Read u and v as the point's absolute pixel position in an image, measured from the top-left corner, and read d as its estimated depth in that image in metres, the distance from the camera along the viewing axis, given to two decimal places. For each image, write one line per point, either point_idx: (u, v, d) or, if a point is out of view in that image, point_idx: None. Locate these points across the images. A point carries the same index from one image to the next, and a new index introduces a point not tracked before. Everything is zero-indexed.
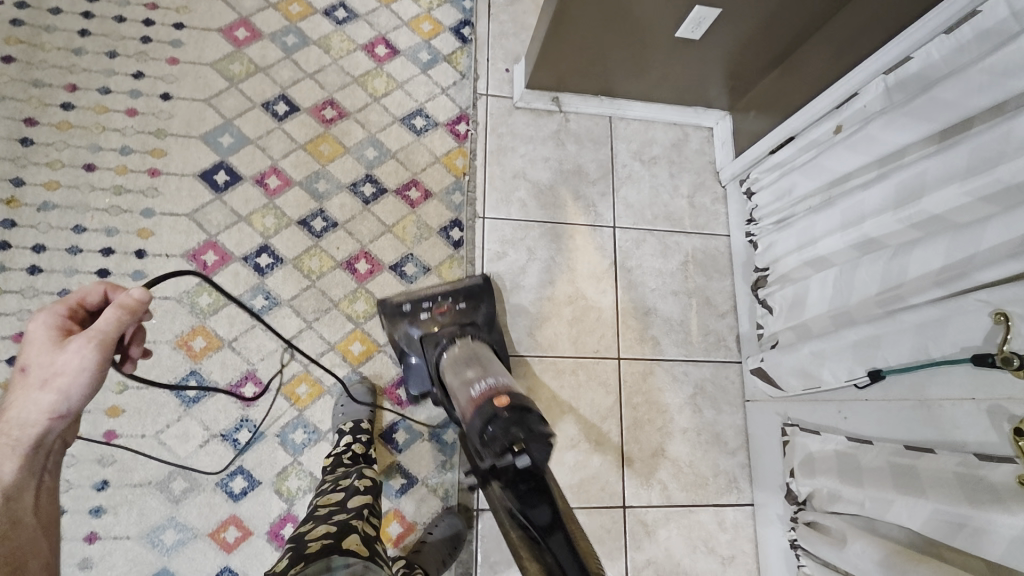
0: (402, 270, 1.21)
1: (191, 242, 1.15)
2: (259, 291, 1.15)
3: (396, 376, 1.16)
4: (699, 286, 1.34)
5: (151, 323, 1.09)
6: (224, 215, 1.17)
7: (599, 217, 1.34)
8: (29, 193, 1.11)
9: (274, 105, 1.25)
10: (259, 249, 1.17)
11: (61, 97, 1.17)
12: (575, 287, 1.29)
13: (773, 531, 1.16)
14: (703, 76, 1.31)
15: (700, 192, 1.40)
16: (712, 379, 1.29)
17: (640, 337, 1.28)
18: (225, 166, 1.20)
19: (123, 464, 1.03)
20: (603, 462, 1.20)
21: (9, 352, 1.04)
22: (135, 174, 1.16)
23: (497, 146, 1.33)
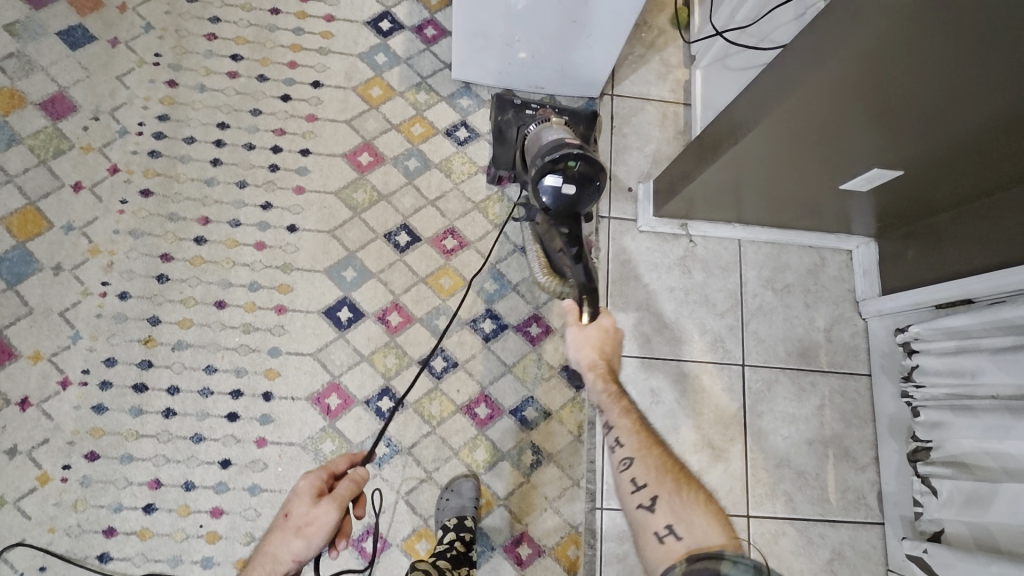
0: (522, 415, 1.16)
1: (315, 383, 1.14)
2: (380, 439, 1.12)
3: (516, 533, 1.11)
4: (837, 435, 1.23)
5: (278, 470, 1.09)
6: (347, 354, 1.15)
7: (727, 354, 1.25)
8: (164, 332, 1.13)
9: (396, 235, 1.22)
10: (381, 391, 1.14)
11: (195, 231, 1.18)
12: (701, 434, 1.20)
13: None
14: (853, 211, 1.18)
15: (839, 326, 1.29)
16: (851, 543, 1.18)
17: (771, 492, 1.19)
18: (348, 302, 1.18)
19: None
20: None
21: (146, 499, 1.06)
22: (263, 311, 1.16)
23: (619, 276, 1.26)
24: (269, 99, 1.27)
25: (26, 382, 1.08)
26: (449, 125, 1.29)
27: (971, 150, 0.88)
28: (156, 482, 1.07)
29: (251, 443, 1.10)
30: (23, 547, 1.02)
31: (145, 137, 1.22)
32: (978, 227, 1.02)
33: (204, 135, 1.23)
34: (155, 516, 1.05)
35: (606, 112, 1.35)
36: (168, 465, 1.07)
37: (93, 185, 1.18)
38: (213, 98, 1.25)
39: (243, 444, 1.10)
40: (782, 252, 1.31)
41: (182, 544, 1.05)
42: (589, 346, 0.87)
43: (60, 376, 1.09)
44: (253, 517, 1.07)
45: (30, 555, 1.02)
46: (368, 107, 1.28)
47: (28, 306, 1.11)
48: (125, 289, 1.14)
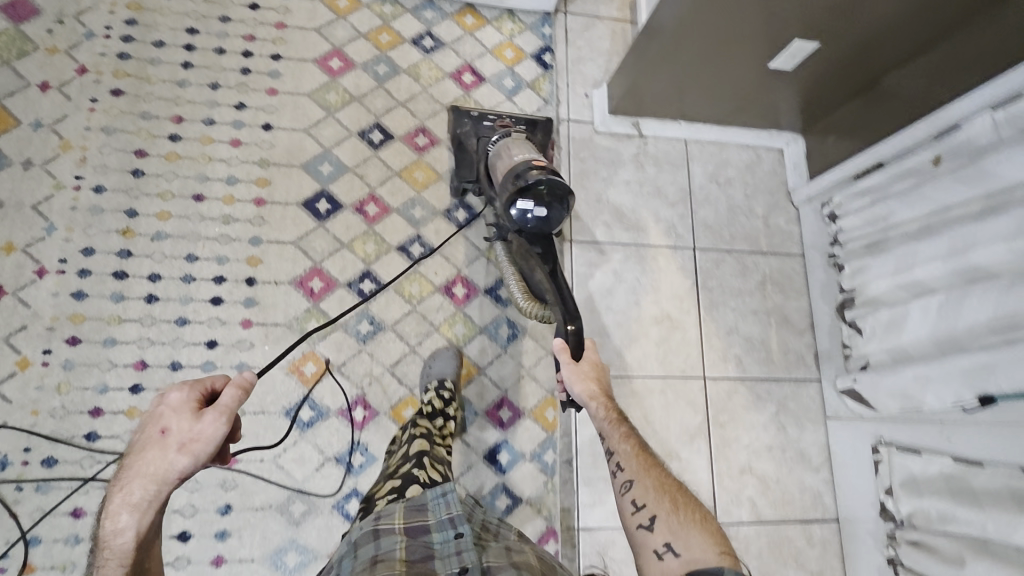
0: (498, 293, 1.25)
1: (298, 268, 1.18)
2: (364, 317, 1.18)
3: (497, 398, 1.19)
4: (778, 306, 1.37)
5: (265, 348, 1.13)
6: (328, 242, 1.20)
7: (680, 239, 1.37)
8: (142, 223, 1.15)
9: (370, 134, 1.28)
10: (362, 275, 1.20)
11: (169, 129, 1.20)
12: (660, 308, 1.32)
13: (864, 546, 1.19)
14: (783, 103, 1.33)
15: (776, 213, 1.44)
16: (795, 397, 1.32)
17: (724, 355, 1.32)
18: (326, 194, 1.23)
19: (245, 487, 1.06)
20: (696, 479, 1.24)
21: (132, 380, 1.07)
22: (242, 203, 1.19)
23: (580, 171, 1.37)
24: (237, 7, 1.30)
25: (0, 271, 1.07)
26: (415, 35, 1.37)
27: (882, 19, 1.03)
28: (142, 364, 1.08)
29: (236, 324, 1.13)
30: (5, 428, 1.02)
31: (113, 40, 1.23)
32: (882, 102, 1.18)
33: (173, 40, 1.26)
34: (143, 395, 1.07)
35: (561, 27, 1.46)
36: (153, 346, 1.09)
37: (61, 85, 1.19)
38: (180, 5, 1.28)
39: (228, 326, 1.13)
40: (724, 150, 1.45)
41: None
42: (582, 376, 0.89)
43: (36, 266, 1.09)
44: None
45: (12, 436, 1.01)
46: (336, 17, 1.34)
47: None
48: (100, 183, 1.15)
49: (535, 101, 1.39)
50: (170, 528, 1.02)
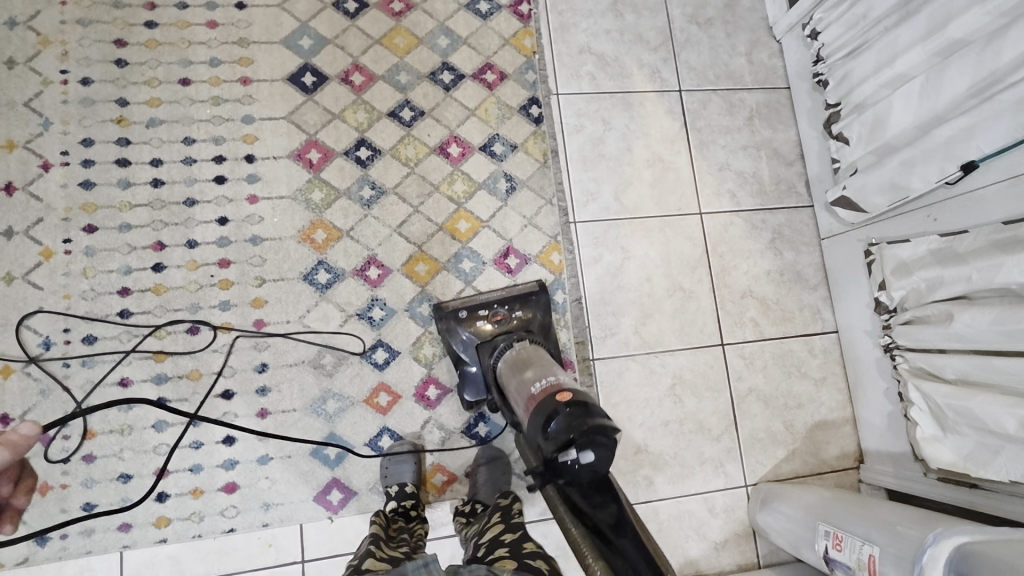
0: (492, 150, 1.28)
1: (294, 142, 1.20)
2: (365, 183, 1.21)
3: (503, 248, 1.24)
4: (767, 138, 1.40)
5: (275, 221, 1.17)
6: (319, 114, 1.22)
7: (665, 82, 1.38)
8: (135, 112, 1.16)
9: (344, 4, 1.27)
10: (358, 143, 1.23)
11: (144, 16, 1.19)
12: (652, 150, 1.35)
13: (860, 346, 1.28)
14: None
15: (758, 48, 1.44)
16: (788, 224, 1.37)
17: (717, 191, 1.36)
18: (310, 68, 1.24)
19: (276, 347, 1.13)
20: (699, 306, 1.31)
21: (153, 261, 1.12)
22: (228, 84, 1.20)
23: (560, 23, 1.36)
24: None
25: (6, 168, 1.10)
26: None
27: None
28: (160, 245, 1.13)
29: (244, 201, 1.17)
30: (43, 313, 1.07)
31: None
32: None
33: None
34: (166, 273, 1.12)
35: None
36: (168, 228, 1.13)
37: None
38: None
39: (236, 203, 1.16)
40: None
41: (198, 295, 1.12)
42: None
43: (40, 161, 1.11)
44: (260, 264, 1.15)
45: (51, 319, 1.07)
46: None
47: None
48: (86, 75, 1.15)
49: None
50: (214, 389, 1.10)
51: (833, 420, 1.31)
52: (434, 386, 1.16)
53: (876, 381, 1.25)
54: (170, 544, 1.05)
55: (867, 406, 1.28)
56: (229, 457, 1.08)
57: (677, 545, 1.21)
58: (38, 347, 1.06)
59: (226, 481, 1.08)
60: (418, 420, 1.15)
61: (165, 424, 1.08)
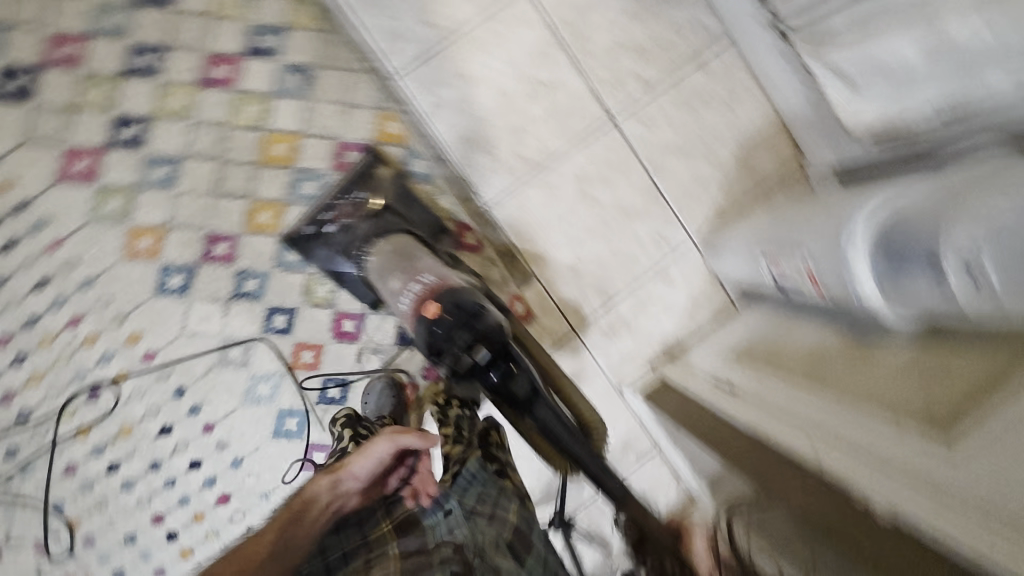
0: (259, 48, 1.07)
1: (52, 162, 1.02)
2: (153, 162, 1.04)
3: (335, 146, 1.08)
4: None
5: (92, 253, 1.04)
6: (57, 116, 1.02)
7: None
8: None
9: None
10: (117, 124, 1.03)
11: None
12: None
13: (751, 37, 1.08)
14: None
15: None
16: None
17: None
18: (11, 69, 1.01)
19: (180, 367, 1.08)
20: (573, 91, 1.12)
21: (10, 355, 1.04)
22: None
23: None
24: None
25: None
26: None
27: None
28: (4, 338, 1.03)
29: (47, 251, 1.03)
30: None
31: None
32: None
33: None
34: (31, 360, 1.04)
35: None
36: None
37: None
38: None
39: (42, 257, 1.03)
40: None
41: (75, 362, 1.05)
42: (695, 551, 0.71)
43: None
44: (109, 302, 1.05)
45: None
46: None
47: None
48: None
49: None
50: (151, 431, 1.08)
51: (761, 133, 1.17)
52: (349, 320, 1.10)
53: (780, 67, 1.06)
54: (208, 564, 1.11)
55: (785, 98, 1.11)
56: (207, 475, 1.10)
57: (654, 335, 1.18)
58: None
59: (219, 494, 1.11)
60: (352, 358, 1.11)
61: (132, 481, 1.08)
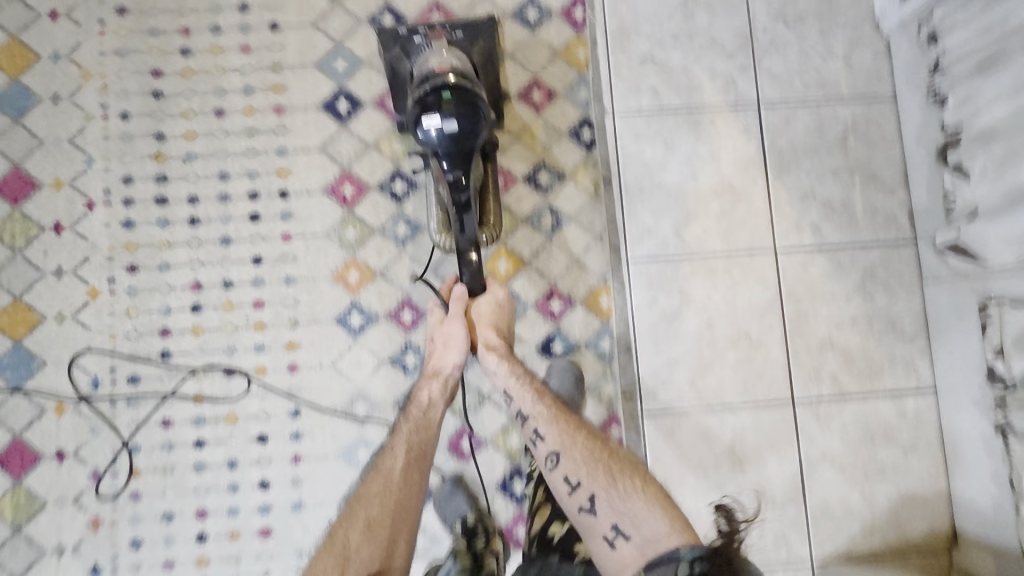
0: (536, 181, 1.33)
1: (328, 177, 1.29)
2: (400, 220, 1.29)
3: (545, 291, 1.32)
4: (864, 159, 1.37)
5: (309, 261, 1.27)
6: (353, 145, 1.30)
7: (740, 96, 1.38)
8: (172, 146, 1.27)
9: (380, 18, 1.32)
10: (393, 176, 1.30)
11: (178, 43, 1.29)
12: (721, 176, 1.36)
13: (960, 379, 1.24)
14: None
15: (858, 49, 1.40)
16: (883, 263, 1.35)
17: (797, 224, 1.35)
18: (344, 94, 1.30)
19: (310, 392, 1.25)
20: (767, 357, 1.31)
21: (191, 300, 1.25)
22: (263, 113, 1.29)
23: (620, 29, 1.36)
24: None
25: (56, 207, 1.24)
26: None
27: None
28: (197, 285, 1.26)
29: (277, 239, 1.27)
30: (91, 353, 1.23)
31: None
32: None
33: None
34: (203, 314, 1.25)
35: None
36: (204, 268, 1.26)
37: (69, 11, 1.28)
38: None
39: (269, 239, 1.27)
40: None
41: (233, 335, 1.25)
42: (550, 421, 1.05)
43: (85, 199, 1.25)
44: (294, 305, 1.26)
45: (99, 359, 1.23)
46: None
47: (37, 137, 1.25)
48: (124, 109, 1.27)
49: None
50: (250, 433, 1.23)
51: (907, 464, 1.30)
52: (467, 437, 1.24)
53: (982, 467, 1.20)
54: None
55: (970, 483, 1.24)
56: (264, 502, 1.22)
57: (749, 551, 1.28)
58: (87, 386, 1.22)
59: (261, 526, 1.21)
60: (450, 471, 1.24)
61: (205, 465, 1.22)
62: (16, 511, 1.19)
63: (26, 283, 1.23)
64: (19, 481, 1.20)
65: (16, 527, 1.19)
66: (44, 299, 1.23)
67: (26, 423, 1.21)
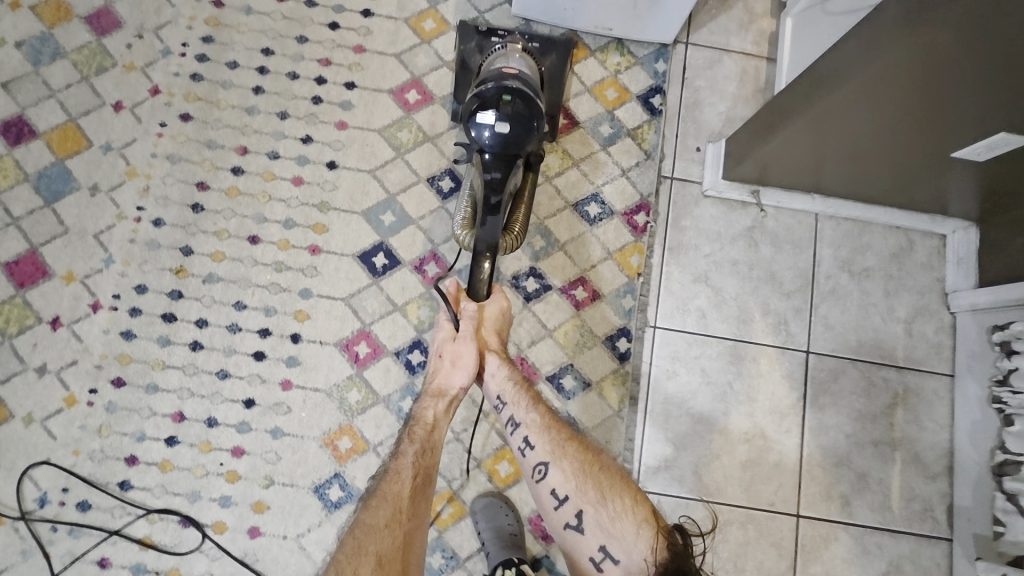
0: (559, 383, 1.24)
1: (345, 330, 1.22)
2: (408, 393, 1.20)
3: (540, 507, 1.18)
4: (909, 437, 1.28)
5: (303, 416, 1.18)
6: (380, 302, 1.23)
7: (790, 338, 1.30)
8: (196, 264, 1.22)
9: (439, 180, 1.28)
10: (412, 344, 1.22)
11: (232, 161, 1.26)
12: (754, 422, 1.26)
13: None
14: (954, 185, 1.18)
15: (922, 318, 1.33)
16: (910, 558, 1.23)
17: (826, 492, 1.25)
18: (384, 248, 1.25)
19: (265, 563, 1.13)
20: None
21: (168, 432, 1.16)
22: (297, 250, 1.24)
23: (679, 243, 1.31)
24: (316, 25, 1.32)
25: (60, 302, 1.18)
26: None
27: None
28: (179, 415, 1.17)
29: (276, 384, 1.19)
30: (48, 465, 1.13)
31: (188, 61, 1.28)
32: None
33: (247, 61, 1.29)
34: (177, 449, 1.15)
35: (677, 63, 1.38)
36: (192, 399, 1.17)
37: (134, 106, 1.26)
38: (259, 22, 1.31)
39: (268, 383, 1.19)
40: (864, 231, 1.35)
41: (200, 480, 1.15)
42: (542, 429, 0.96)
43: (91, 300, 1.19)
44: (274, 461, 1.16)
45: (53, 474, 1.13)
46: (420, 41, 1.33)
47: (64, 225, 1.21)
48: (159, 216, 1.23)
49: (635, 154, 1.33)
50: None
51: None
52: None
53: None
54: None
55: None
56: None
57: None
58: (33, 501, 1.12)
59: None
60: None
61: None
62: None
63: (4, 375, 1.15)
64: None
65: None
66: (18, 397, 1.15)
67: None
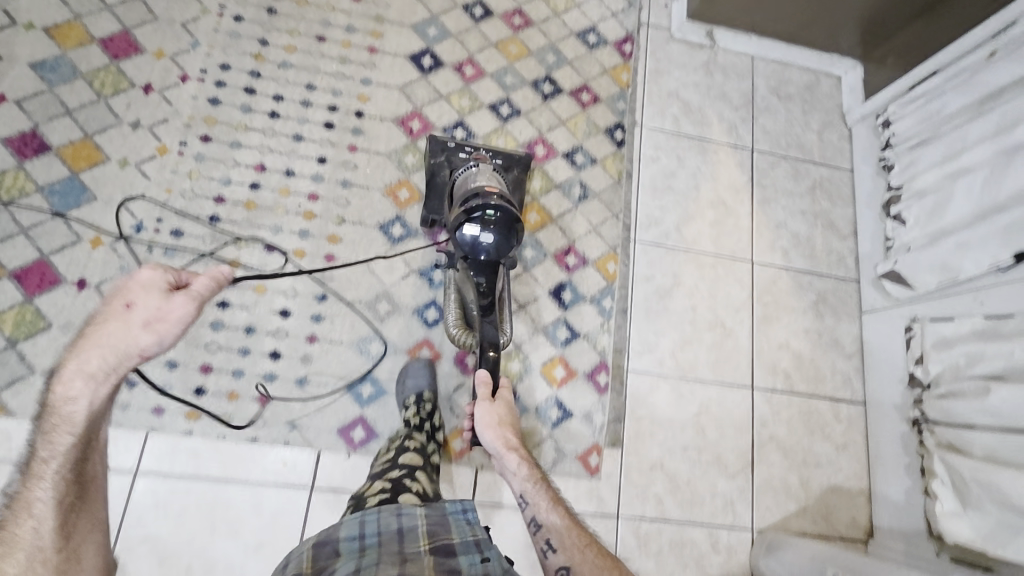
0: (573, 158, 1.57)
1: (401, 110, 1.49)
2: None
3: (564, 246, 1.50)
4: (825, 210, 1.70)
5: (369, 173, 1.43)
6: (427, 91, 1.52)
7: (740, 139, 1.70)
8: (273, 53, 1.46)
9: (473, 8, 1.64)
10: (456, 124, 1.51)
11: None
12: (717, 195, 1.64)
13: (885, 393, 1.50)
14: (841, 19, 1.71)
15: (829, 130, 1.78)
16: (833, 291, 1.63)
17: (771, 246, 1.63)
18: (430, 52, 1.56)
19: (341, 281, 1.35)
20: (735, 344, 1.53)
21: (252, 179, 1.37)
22: (358, 49, 1.51)
23: (655, 67, 1.71)
24: None
25: (152, 72, 1.39)
26: None
27: None
28: (261, 166, 1.38)
29: (345, 148, 1.43)
30: (143, 201, 1.31)
31: None
32: (942, 16, 1.52)
33: None
34: (260, 192, 1.36)
35: None
36: (272, 154, 1.39)
37: None
38: None
39: (338, 145, 1.43)
40: (785, 69, 1.80)
41: (282, 217, 1.36)
42: (563, 522, 1.03)
43: (180, 72, 1.40)
44: (344, 205, 1.40)
45: (148, 208, 1.30)
46: None
47: (154, 14, 1.44)
48: (240, 14, 1.47)
49: (621, 2, 1.77)
50: (274, 306, 1.31)
51: (847, 487, 1.48)
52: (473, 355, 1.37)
53: (898, 459, 1.43)
54: (193, 438, 1.20)
55: (885, 482, 1.44)
56: (271, 371, 1.26)
57: (699, 508, 1.38)
58: (130, 228, 1.28)
59: (261, 393, 1.25)
60: (450, 380, 1.34)
61: (222, 325, 1.27)
62: (17, 326, 1.18)
63: (102, 126, 1.33)
64: (31, 298, 1.20)
65: (10, 341, 1.17)
66: (114, 144, 1.33)
67: (58, 248, 1.24)
